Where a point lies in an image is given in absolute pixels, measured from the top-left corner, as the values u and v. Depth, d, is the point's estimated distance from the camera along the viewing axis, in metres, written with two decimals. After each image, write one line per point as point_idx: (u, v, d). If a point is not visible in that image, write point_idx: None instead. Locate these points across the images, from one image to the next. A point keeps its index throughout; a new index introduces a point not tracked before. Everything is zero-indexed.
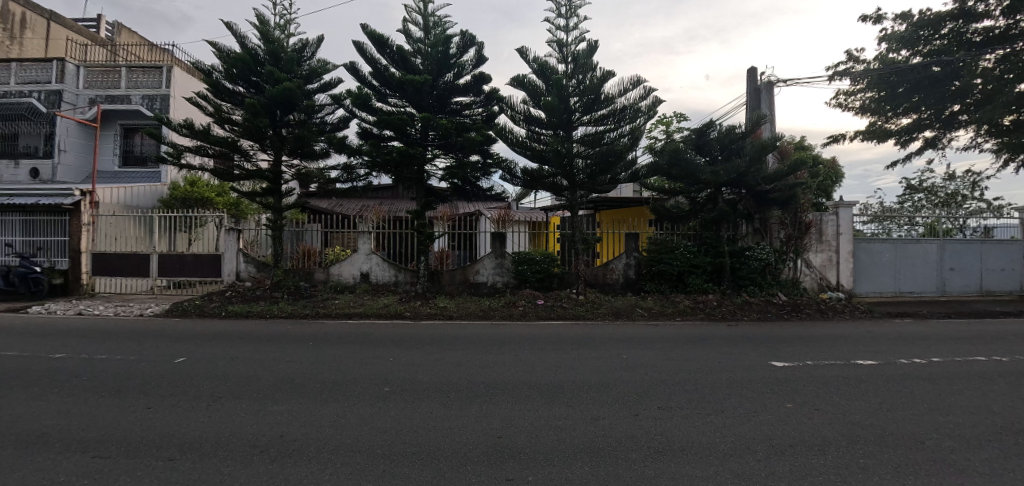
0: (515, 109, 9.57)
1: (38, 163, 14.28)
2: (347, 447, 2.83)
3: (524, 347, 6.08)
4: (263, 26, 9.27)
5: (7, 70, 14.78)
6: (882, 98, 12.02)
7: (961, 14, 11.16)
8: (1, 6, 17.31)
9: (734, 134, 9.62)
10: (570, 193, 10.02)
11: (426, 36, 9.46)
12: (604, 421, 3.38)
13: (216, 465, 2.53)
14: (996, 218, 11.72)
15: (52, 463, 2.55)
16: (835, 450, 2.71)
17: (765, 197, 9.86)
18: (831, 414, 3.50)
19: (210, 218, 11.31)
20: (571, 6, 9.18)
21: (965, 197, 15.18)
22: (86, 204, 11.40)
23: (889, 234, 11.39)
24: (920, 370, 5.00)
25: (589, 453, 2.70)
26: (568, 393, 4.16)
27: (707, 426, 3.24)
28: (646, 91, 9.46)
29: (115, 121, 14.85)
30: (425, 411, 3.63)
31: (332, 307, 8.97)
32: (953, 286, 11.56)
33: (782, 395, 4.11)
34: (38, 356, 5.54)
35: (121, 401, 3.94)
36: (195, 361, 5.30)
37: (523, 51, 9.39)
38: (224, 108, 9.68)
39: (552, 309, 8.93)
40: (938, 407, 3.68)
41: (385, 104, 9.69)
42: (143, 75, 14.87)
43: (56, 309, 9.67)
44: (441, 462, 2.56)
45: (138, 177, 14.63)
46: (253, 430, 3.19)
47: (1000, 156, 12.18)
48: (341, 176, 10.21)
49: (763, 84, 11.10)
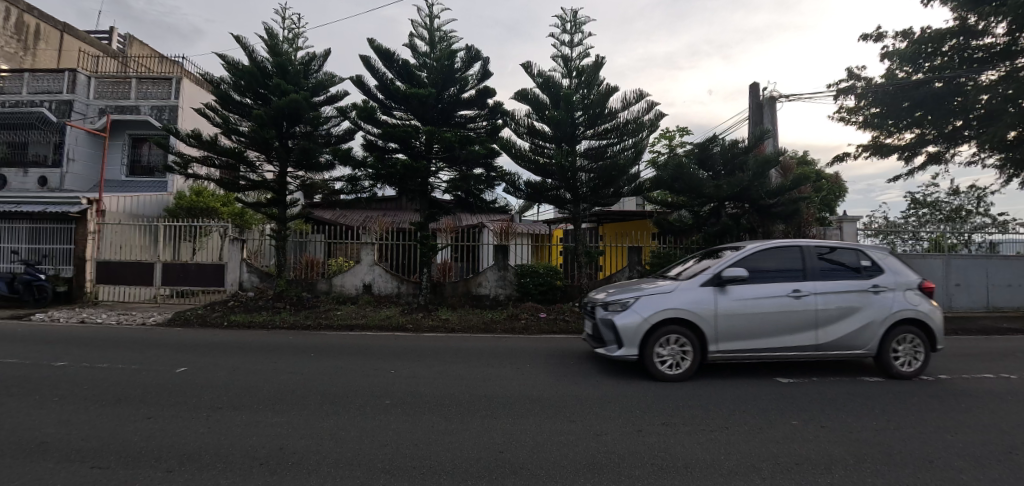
0: (520, 123, 9.63)
1: (47, 171, 14.48)
2: (347, 460, 2.80)
3: (528, 360, 6.02)
4: (272, 40, 9.42)
5: (20, 80, 15.06)
6: (885, 114, 12.06)
7: (961, 32, 11.25)
8: (17, 19, 17.77)
9: (736, 149, 9.68)
10: (573, 206, 10.05)
11: (432, 50, 9.58)
12: (607, 437, 3.33)
13: (215, 477, 2.50)
14: (1002, 233, 11.62)
15: (50, 473, 2.53)
16: (842, 469, 2.65)
17: (769, 211, 9.86)
18: (837, 433, 3.45)
19: (215, 227, 11.34)
20: (576, 22, 9.27)
21: (970, 213, 15.14)
22: (92, 213, 11.49)
23: (893, 248, 11.37)
24: (926, 387, 4.94)
25: (591, 469, 2.65)
26: (569, 407, 4.12)
27: (712, 443, 3.19)
28: (650, 106, 9.52)
29: (124, 131, 15.04)
30: (427, 425, 3.59)
31: (333, 318, 8.93)
32: (959, 301, 11.47)
33: (788, 412, 4.05)
34: (40, 364, 5.55)
35: (121, 410, 3.91)
36: (197, 371, 5.31)
37: (528, 65, 9.48)
38: (232, 119, 9.81)
39: (554, 322, 8.85)
40: (946, 426, 3.60)
41: (391, 116, 9.80)
42: (152, 87, 15.12)
43: (59, 316, 9.71)
44: (443, 478, 2.51)
45: (145, 186, 14.78)
46: (253, 442, 3.16)
47: (1004, 171, 12.17)
48: (345, 187, 10.31)
49: (765, 99, 11.17)
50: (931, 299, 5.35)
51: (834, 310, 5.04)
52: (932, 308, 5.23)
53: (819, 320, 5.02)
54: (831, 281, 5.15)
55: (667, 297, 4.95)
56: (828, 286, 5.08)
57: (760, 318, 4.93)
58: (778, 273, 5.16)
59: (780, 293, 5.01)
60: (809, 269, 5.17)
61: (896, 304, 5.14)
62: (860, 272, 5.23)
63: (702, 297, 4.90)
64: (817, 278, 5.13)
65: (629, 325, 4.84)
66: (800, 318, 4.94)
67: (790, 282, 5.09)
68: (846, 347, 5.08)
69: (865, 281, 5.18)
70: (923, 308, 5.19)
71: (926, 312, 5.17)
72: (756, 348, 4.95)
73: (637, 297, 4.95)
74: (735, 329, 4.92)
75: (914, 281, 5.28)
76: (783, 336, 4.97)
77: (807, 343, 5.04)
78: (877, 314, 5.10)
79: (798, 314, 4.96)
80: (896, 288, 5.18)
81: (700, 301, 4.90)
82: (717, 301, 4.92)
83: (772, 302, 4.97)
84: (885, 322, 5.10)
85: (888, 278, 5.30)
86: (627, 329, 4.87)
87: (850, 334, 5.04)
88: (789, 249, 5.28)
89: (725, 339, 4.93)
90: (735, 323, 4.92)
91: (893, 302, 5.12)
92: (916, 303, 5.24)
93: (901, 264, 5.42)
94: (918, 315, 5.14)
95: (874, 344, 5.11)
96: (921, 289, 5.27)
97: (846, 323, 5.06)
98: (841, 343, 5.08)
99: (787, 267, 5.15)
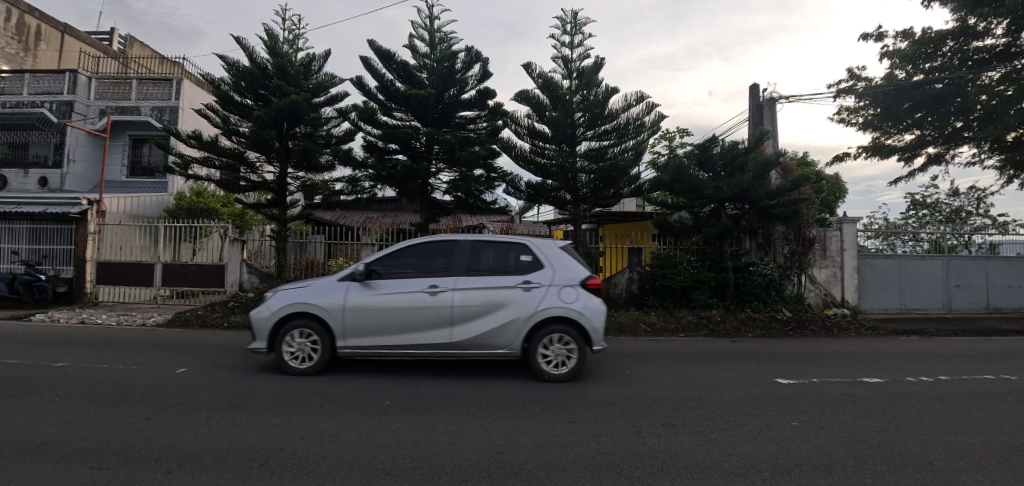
0: (520, 123, 9.64)
1: (48, 172, 14.50)
2: (347, 461, 2.80)
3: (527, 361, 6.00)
4: (272, 41, 9.43)
5: (20, 80, 15.07)
6: (885, 115, 12.07)
7: (961, 33, 11.25)
8: (18, 20, 17.79)
9: (737, 150, 9.67)
10: (574, 207, 10.06)
11: (432, 51, 9.60)
12: (607, 437, 3.34)
13: (215, 478, 2.50)
14: (1001, 234, 11.61)
15: (49, 474, 2.53)
16: (841, 470, 2.65)
17: (769, 212, 9.86)
18: (837, 433, 3.45)
19: (215, 228, 11.34)
20: (576, 23, 9.29)
21: (969, 214, 15.14)
22: (92, 213, 11.50)
23: (893, 249, 11.36)
24: (927, 388, 4.94)
25: (590, 470, 2.66)
26: (568, 408, 4.12)
27: (712, 444, 3.19)
28: (650, 107, 9.53)
29: (124, 132, 15.04)
30: (427, 426, 3.59)
31: None
32: (959, 303, 11.47)
33: (787, 412, 4.06)
34: (40, 365, 5.54)
35: (121, 411, 3.91)
36: (196, 372, 5.31)
37: (529, 67, 9.48)
38: (232, 120, 9.81)
39: None
40: (947, 428, 3.60)
41: (391, 117, 9.80)
42: (152, 87, 15.12)
43: (59, 317, 9.70)
44: (443, 479, 2.51)
45: (146, 186, 14.79)
46: (253, 443, 3.16)
47: (1003, 172, 12.18)
48: (345, 188, 10.32)
49: (765, 100, 11.18)
50: (598, 297, 5.01)
51: (471, 307, 4.80)
52: (589, 306, 4.89)
53: (455, 317, 4.81)
54: (475, 277, 4.91)
55: (302, 291, 4.92)
56: (470, 282, 4.85)
57: (384, 315, 4.78)
58: (425, 267, 4.99)
59: (417, 289, 4.84)
60: (460, 264, 4.97)
61: (544, 301, 4.84)
62: (513, 270, 4.97)
63: (331, 291, 4.83)
64: (463, 274, 4.92)
65: (258, 318, 4.95)
66: (428, 315, 4.75)
67: (431, 278, 4.90)
68: (482, 345, 4.84)
69: (516, 277, 4.92)
70: (578, 306, 4.85)
71: (576, 310, 4.82)
72: (382, 343, 4.83)
73: (275, 293, 5.04)
74: (361, 324, 4.82)
75: (577, 278, 4.96)
76: (408, 333, 4.79)
77: (441, 341, 4.85)
78: (521, 312, 4.84)
79: (431, 311, 4.79)
80: (548, 284, 4.88)
81: (327, 295, 4.82)
82: (348, 294, 4.86)
83: (406, 299, 4.82)
84: (527, 320, 4.83)
85: (549, 274, 4.99)
86: (260, 322, 4.97)
87: (483, 331, 4.80)
88: (442, 243, 5.08)
89: (350, 333, 4.84)
90: (361, 317, 4.82)
91: (540, 300, 4.83)
92: (573, 300, 4.89)
93: (569, 260, 5.12)
94: (567, 313, 4.82)
95: (518, 343, 4.85)
96: (583, 287, 4.94)
97: (485, 321, 4.82)
98: (479, 341, 4.85)
99: (433, 263, 4.99)
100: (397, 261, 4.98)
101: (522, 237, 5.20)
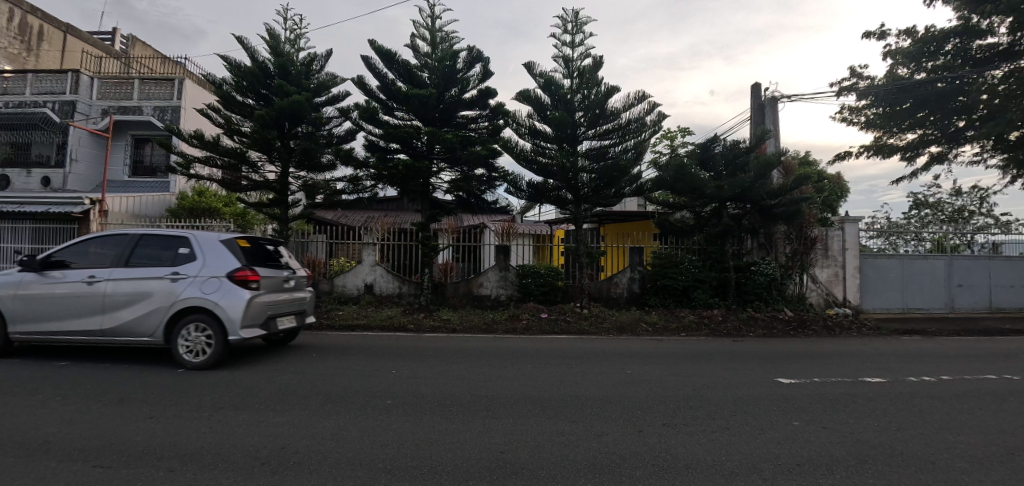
0: (521, 123, 9.63)
1: (51, 172, 14.55)
2: (349, 460, 2.80)
3: (528, 361, 5.99)
4: (274, 41, 9.43)
5: (23, 80, 15.12)
6: (888, 114, 12.05)
7: (965, 32, 11.21)
8: (21, 20, 17.84)
9: (738, 149, 9.64)
10: (575, 206, 10.05)
11: (433, 50, 9.59)
12: (608, 437, 3.34)
13: (216, 477, 2.51)
14: (1004, 233, 11.56)
15: (52, 472, 2.54)
16: (843, 470, 2.64)
17: (771, 211, 9.84)
18: (839, 433, 3.44)
19: (217, 228, 11.35)
20: (577, 22, 9.27)
21: (972, 213, 15.09)
22: (95, 213, 11.55)
23: (895, 249, 11.33)
24: (929, 388, 4.93)
25: (592, 470, 2.65)
26: (569, 408, 4.13)
27: (713, 444, 3.19)
28: (651, 106, 9.51)
29: (127, 132, 15.07)
30: (428, 425, 3.60)
31: (337, 318, 8.95)
32: (962, 302, 11.44)
33: (788, 412, 4.05)
34: (43, 364, 5.55)
35: (123, 410, 3.91)
36: (199, 371, 5.32)
37: (529, 66, 9.47)
38: (234, 119, 9.83)
39: (555, 323, 8.85)
40: (948, 427, 3.59)
41: (392, 117, 9.79)
42: (155, 87, 15.14)
43: None
44: (445, 479, 2.51)
45: (148, 186, 14.83)
46: (255, 442, 3.17)
47: (1006, 171, 12.14)
48: (347, 188, 10.32)
49: (767, 99, 11.15)
50: (249, 288, 5.14)
51: (120, 297, 5.16)
52: (228, 297, 5.05)
53: (107, 304, 5.19)
54: (127, 268, 5.27)
55: None
56: (121, 273, 5.21)
57: (51, 301, 5.27)
58: (107, 259, 5.41)
59: (79, 279, 5.27)
60: (124, 257, 5.34)
61: (186, 291, 5.10)
62: (169, 262, 5.27)
63: (7, 281, 5.35)
64: (121, 266, 5.28)
65: None
66: (81, 303, 5.16)
67: (97, 270, 5.32)
68: (130, 333, 5.18)
69: (167, 268, 5.21)
70: (215, 296, 5.04)
71: (212, 300, 5.01)
72: (48, 329, 5.29)
73: None
74: (34, 310, 5.30)
75: (226, 269, 5.14)
76: (71, 320, 5.23)
77: (95, 328, 5.24)
78: (165, 300, 5.16)
79: (85, 299, 5.20)
80: (193, 275, 5.12)
81: (6, 284, 5.36)
82: (22, 283, 5.35)
83: (67, 288, 5.25)
84: (170, 309, 5.13)
85: (200, 266, 5.22)
86: None
87: (128, 320, 5.14)
88: (118, 236, 5.47)
89: (19, 318, 5.34)
90: (28, 305, 5.30)
91: (182, 290, 5.11)
92: (212, 291, 5.08)
93: (225, 252, 5.26)
94: (203, 304, 5.04)
95: (157, 331, 5.14)
96: (228, 278, 5.10)
97: (127, 310, 5.16)
98: (128, 329, 5.19)
99: (102, 255, 5.39)
100: (86, 253, 5.45)
101: (191, 231, 5.46)
